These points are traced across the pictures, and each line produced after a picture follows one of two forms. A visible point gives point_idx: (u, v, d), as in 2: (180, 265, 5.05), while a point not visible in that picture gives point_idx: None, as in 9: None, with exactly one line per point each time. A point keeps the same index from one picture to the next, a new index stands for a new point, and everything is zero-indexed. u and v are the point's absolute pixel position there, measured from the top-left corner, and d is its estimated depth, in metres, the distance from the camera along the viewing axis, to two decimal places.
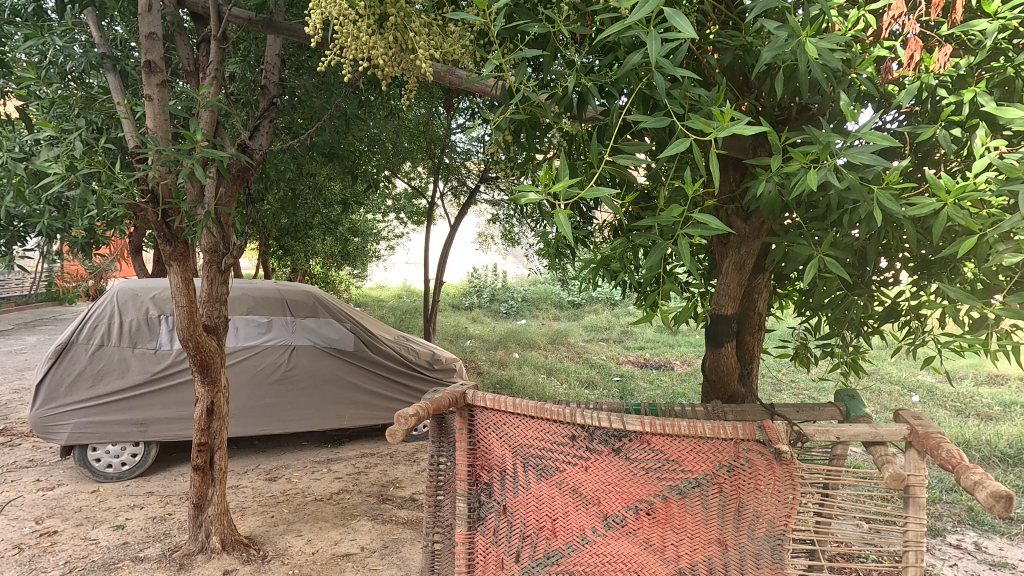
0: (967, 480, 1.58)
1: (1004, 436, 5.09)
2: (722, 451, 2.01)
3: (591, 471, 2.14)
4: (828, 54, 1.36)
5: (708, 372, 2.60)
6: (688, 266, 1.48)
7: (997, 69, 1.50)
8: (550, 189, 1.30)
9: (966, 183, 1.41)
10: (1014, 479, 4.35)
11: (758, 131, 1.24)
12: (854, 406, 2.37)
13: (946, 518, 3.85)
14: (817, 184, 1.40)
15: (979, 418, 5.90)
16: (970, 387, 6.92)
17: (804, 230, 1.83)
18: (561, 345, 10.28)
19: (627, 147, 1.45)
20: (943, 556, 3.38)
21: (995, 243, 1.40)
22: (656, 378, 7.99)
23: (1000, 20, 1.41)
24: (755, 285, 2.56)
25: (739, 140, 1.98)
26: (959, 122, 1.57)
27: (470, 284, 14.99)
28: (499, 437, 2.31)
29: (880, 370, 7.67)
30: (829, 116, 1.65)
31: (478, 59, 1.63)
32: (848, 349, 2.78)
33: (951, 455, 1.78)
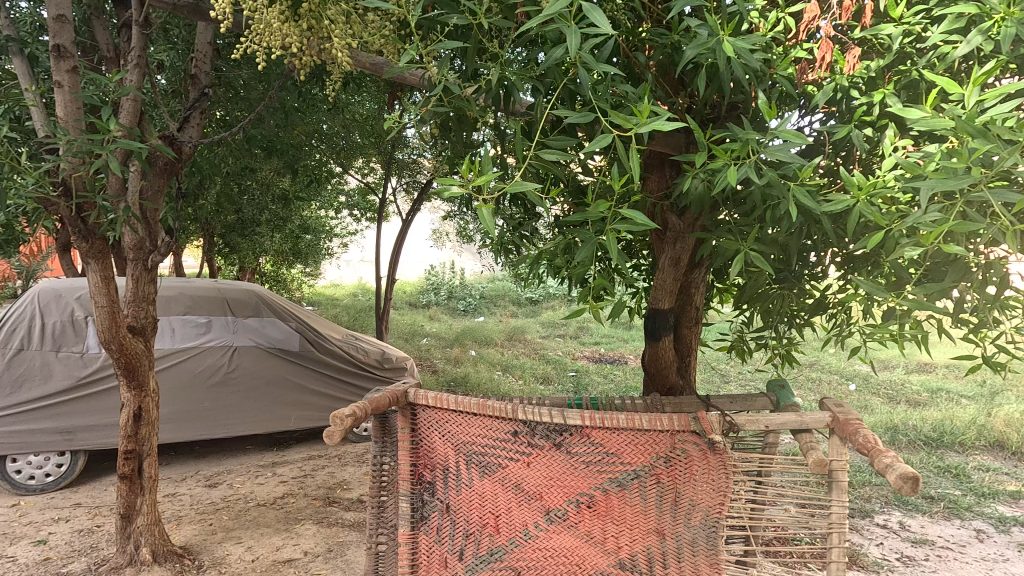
0: (880, 463, 1.67)
1: (929, 419, 5.40)
2: (658, 442, 2.04)
3: (532, 466, 2.15)
4: (746, 53, 1.41)
5: (647, 366, 2.66)
6: (617, 260, 1.50)
7: (904, 72, 1.58)
8: (473, 183, 1.30)
9: (875, 180, 1.49)
10: (938, 460, 4.62)
11: (677, 126, 1.26)
12: (784, 396, 2.46)
13: (874, 500, 4.05)
14: (738, 179, 1.45)
15: (908, 405, 6.25)
16: (900, 375, 7.32)
17: (733, 226, 1.89)
18: (518, 342, 10.28)
19: (556, 143, 1.45)
20: (870, 535, 3.55)
21: (900, 238, 1.48)
22: (610, 373, 8.09)
23: (905, 24, 1.49)
24: (692, 280, 2.62)
25: (671, 137, 2.02)
26: (871, 122, 1.64)
27: (428, 282, 14.83)
28: (442, 436, 2.29)
29: (820, 360, 8.01)
30: (753, 114, 1.70)
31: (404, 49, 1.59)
32: (782, 341, 2.89)
33: (866, 439, 1.86)
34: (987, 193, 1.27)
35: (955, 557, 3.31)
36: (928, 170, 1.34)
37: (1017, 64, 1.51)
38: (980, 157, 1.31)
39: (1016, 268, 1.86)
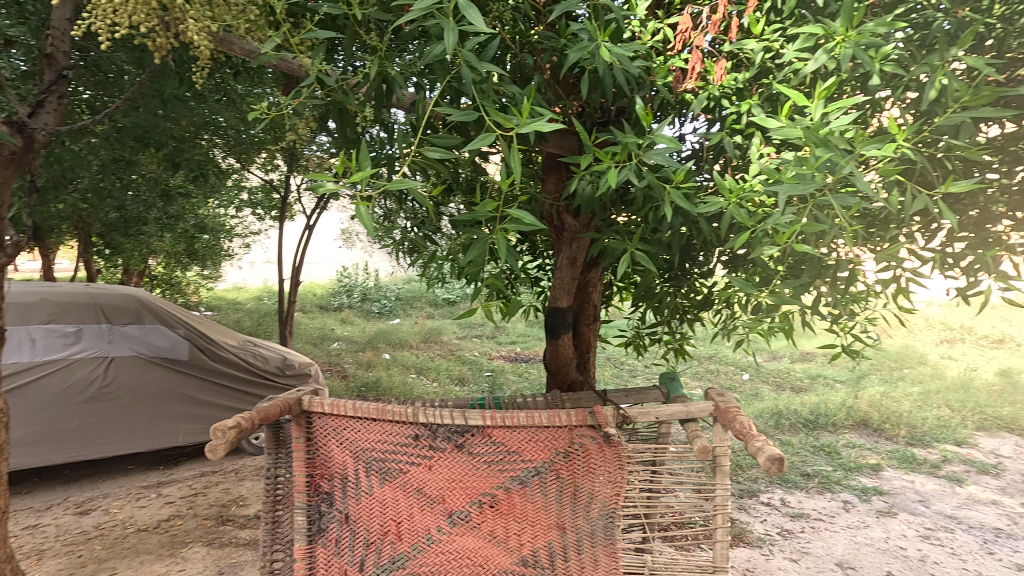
0: (752, 447, 1.82)
1: (808, 403, 5.94)
2: (557, 438, 2.07)
3: (434, 469, 2.11)
4: (624, 59, 1.46)
5: (549, 363, 2.73)
6: (506, 260, 1.51)
7: (766, 85, 1.71)
8: (351, 178, 1.26)
9: (743, 185, 1.60)
10: (815, 440, 5.09)
11: (556, 127, 1.29)
12: (674, 387, 2.60)
13: (760, 480, 4.39)
14: (619, 181, 1.51)
15: (792, 391, 6.85)
16: (786, 364, 8.00)
17: (620, 227, 1.97)
18: (433, 344, 10.15)
19: (441, 141, 1.44)
20: (756, 514, 3.84)
21: (764, 238, 1.60)
22: (524, 371, 8.20)
23: (765, 40, 1.62)
24: (590, 279, 2.71)
25: (563, 138, 2.07)
26: (740, 130, 1.77)
27: (340, 284, 14.26)
28: (339, 443, 2.19)
29: (717, 352, 8.58)
30: (635, 119, 1.78)
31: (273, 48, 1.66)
32: (674, 336, 3.05)
33: (743, 425, 2.01)
34: (831, 197, 1.41)
35: (826, 527, 3.65)
36: (785, 176, 1.46)
37: (858, 82, 1.68)
38: (826, 164, 1.44)
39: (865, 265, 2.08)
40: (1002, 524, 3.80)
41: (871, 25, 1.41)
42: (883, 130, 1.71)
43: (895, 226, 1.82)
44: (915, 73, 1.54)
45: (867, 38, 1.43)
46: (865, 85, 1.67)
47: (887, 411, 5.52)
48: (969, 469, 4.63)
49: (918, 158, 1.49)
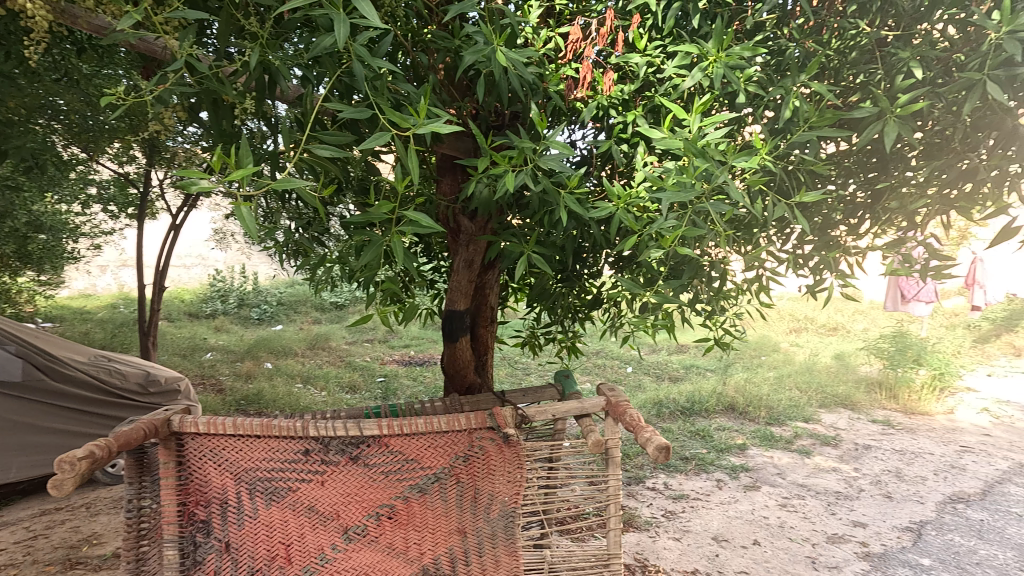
0: (641, 438, 1.93)
1: (685, 391, 6.46)
2: (456, 442, 2.05)
3: (327, 485, 1.99)
4: (518, 65, 1.48)
5: (446, 367, 2.72)
6: (402, 264, 1.46)
7: (649, 97, 1.83)
8: (228, 176, 1.15)
9: (630, 191, 1.70)
10: (691, 426, 5.55)
11: (453, 130, 1.27)
12: (568, 385, 2.69)
13: (645, 466, 4.69)
14: (516, 186, 1.53)
15: (670, 381, 7.42)
16: (664, 356, 8.65)
17: (516, 230, 2.00)
18: (321, 351, 9.63)
19: (332, 139, 1.36)
20: (642, 498, 4.11)
21: (649, 241, 1.70)
22: (418, 375, 8.06)
23: (647, 56, 1.73)
24: (487, 280, 2.72)
25: (458, 140, 2.06)
26: (626, 139, 1.87)
27: (212, 289, 13.06)
28: (217, 464, 1.98)
29: (604, 348, 9.05)
30: (529, 125, 1.82)
31: (132, 27, 1.49)
32: (567, 335, 3.15)
33: (634, 418, 2.12)
34: (708, 203, 1.54)
35: (703, 505, 4.00)
36: (668, 183, 1.56)
37: (726, 100, 1.85)
38: (702, 174, 1.57)
39: (733, 266, 2.30)
40: (841, 488, 4.39)
41: (737, 48, 1.57)
42: (747, 144, 1.89)
43: (757, 231, 2.02)
44: (773, 94, 1.72)
45: (734, 60, 1.58)
46: (732, 102, 1.84)
47: (749, 395, 6.16)
48: (815, 442, 5.31)
49: (777, 170, 1.67)
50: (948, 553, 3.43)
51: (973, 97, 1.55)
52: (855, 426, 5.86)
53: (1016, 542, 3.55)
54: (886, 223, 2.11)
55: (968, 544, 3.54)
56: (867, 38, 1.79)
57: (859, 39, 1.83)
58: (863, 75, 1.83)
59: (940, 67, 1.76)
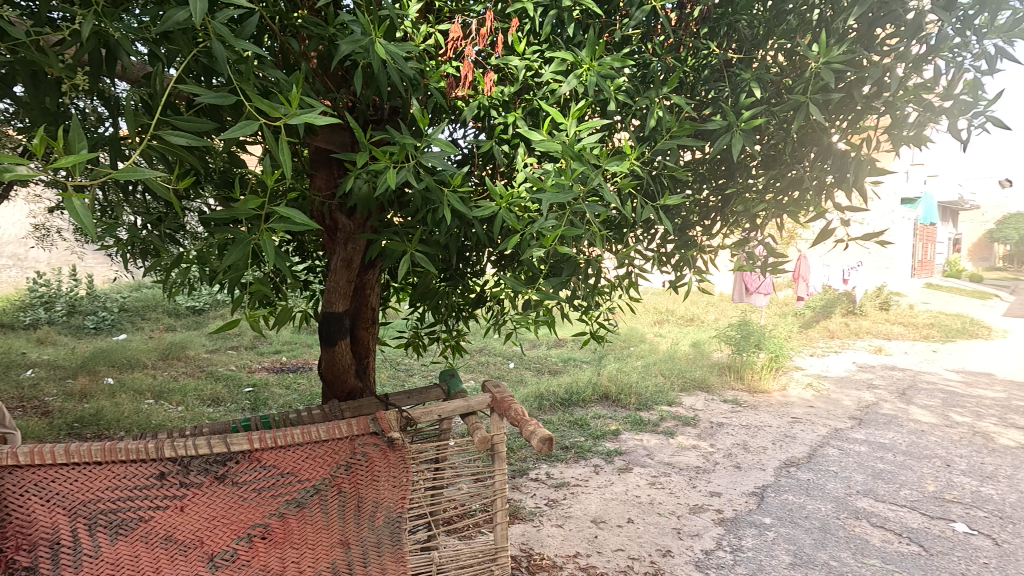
0: (525, 431, 2.04)
1: (564, 383, 6.76)
2: (337, 451, 1.95)
3: (188, 510, 1.78)
4: (398, 58, 1.44)
5: (325, 373, 2.61)
6: (275, 264, 1.35)
7: (528, 100, 1.88)
8: (53, 162, 0.97)
9: (512, 191, 1.74)
10: (570, 416, 5.82)
11: (330, 122, 1.20)
12: (453, 384, 2.68)
13: (529, 458, 4.83)
14: (398, 183, 1.49)
15: (550, 374, 7.73)
16: (544, 351, 8.97)
17: (398, 229, 1.95)
18: (176, 361, 8.64)
19: (187, 125, 1.21)
20: (527, 490, 4.22)
21: (531, 240, 1.75)
22: (292, 382, 7.55)
23: (526, 60, 1.78)
24: (367, 280, 2.63)
25: (333, 133, 1.96)
26: (507, 139, 1.91)
27: (31, 295, 11.11)
28: (44, 500, 1.68)
29: (487, 345, 9.18)
30: (410, 121, 1.78)
31: None
32: (451, 334, 3.14)
33: (519, 412, 2.17)
34: (584, 205, 1.62)
35: (583, 491, 4.22)
36: (548, 184, 1.62)
37: (599, 107, 1.96)
38: (579, 176, 1.65)
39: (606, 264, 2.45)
40: (700, 462, 4.87)
41: (608, 58, 1.67)
42: (617, 149, 2.02)
43: (628, 231, 2.17)
44: (640, 103, 1.85)
45: (606, 69, 1.68)
46: (603, 109, 1.96)
47: (621, 383, 6.60)
48: (678, 423, 5.83)
49: (644, 175, 1.81)
50: (784, 511, 3.94)
51: (800, 116, 1.79)
52: (710, 406, 6.55)
53: (834, 495, 4.17)
54: (734, 225, 2.38)
55: (799, 501, 4.09)
56: (716, 58, 1.99)
57: (709, 59, 2.03)
58: (714, 91, 2.04)
59: (773, 88, 2.01)
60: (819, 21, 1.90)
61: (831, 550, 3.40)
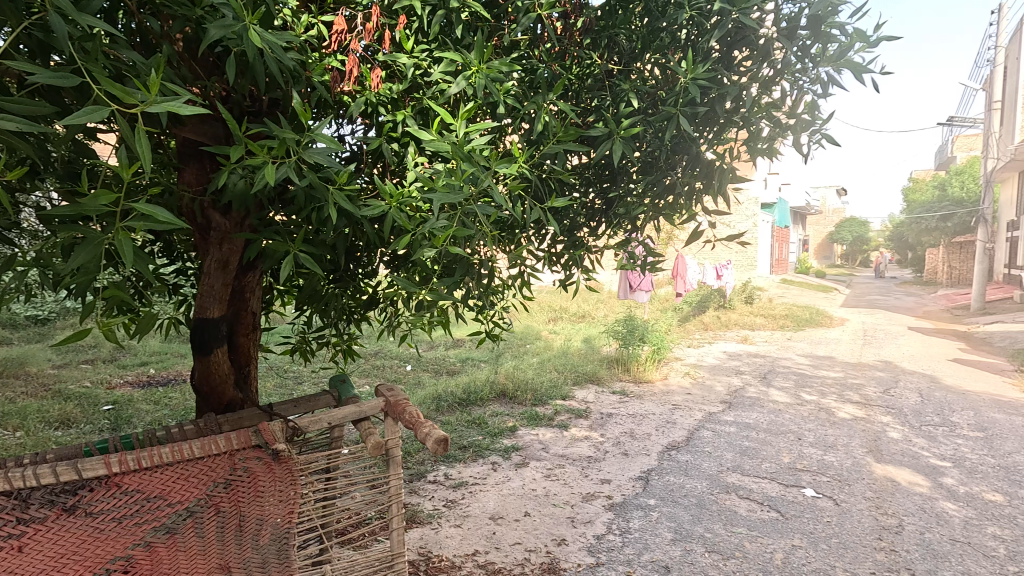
0: (420, 433, 2.02)
1: (462, 383, 6.76)
2: (214, 468, 1.79)
3: (29, 549, 1.56)
4: (276, 48, 1.36)
5: (199, 384, 2.40)
6: (133, 266, 1.21)
7: (417, 99, 1.86)
8: None
9: (402, 190, 1.71)
10: (468, 415, 5.85)
11: (196, 111, 1.10)
12: (345, 390, 2.58)
13: (427, 460, 4.77)
14: (278, 179, 1.41)
15: (448, 375, 7.69)
16: (441, 352, 8.91)
17: (280, 227, 1.84)
18: (12, 380, 7.44)
19: (19, 107, 1.06)
20: (425, 493, 4.17)
21: (422, 240, 1.73)
22: (162, 397, 6.82)
23: (414, 57, 1.76)
24: (247, 282, 2.44)
25: (204, 124, 1.81)
26: (396, 138, 1.88)
27: None
28: None
29: (382, 348, 8.92)
30: (291, 115, 1.69)
31: None
32: (342, 338, 3.02)
33: (413, 415, 2.14)
34: (475, 206, 1.64)
35: (481, 489, 4.25)
36: (439, 185, 1.62)
37: (488, 109, 1.99)
38: (469, 177, 1.67)
39: (500, 265, 2.50)
40: (591, 452, 5.10)
41: (496, 62, 1.70)
42: (507, 152, 2.06)
43: (519, 232, 2.23)
44: (528, 108, 1.91)
45: (494, 72, 1.72)
46: (493, 111, 2.00)
47: (517, 381, 6.74)
48: (571, 416, 6.08)
49: (533, 177, 1.86)
50: (666, 491, 4.26)
51: (671, 126, 1.95)
52: (600, 398, 6.89)
53: (708, 473, 4.57)
54: (617, 226, 2.53)
55: (679, 481, 4.44)
56: (598, 69, 2.13)
57: (593, 69, 2.17)
58: (597, 99, 2.17)
59: (649, 100, 2.17)
60: (686, 41, 2.08)
61: (706, 523, 3.73)
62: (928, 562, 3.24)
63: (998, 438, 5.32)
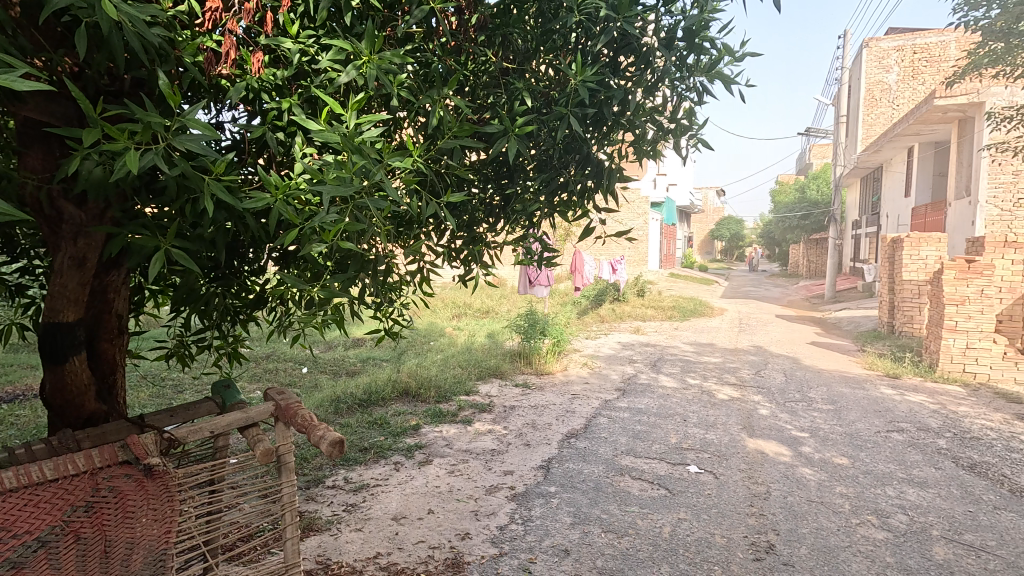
0: (314, 437, 1.94)
1: (362, 384, 6.55)
2: (72, 491, 1.60)
3: None
4: (138, 22, 1.24)
5: (51, 398, 2.13)
6: None
7: (305, 87, 1.77)
8: None
9: (288, 182, 1.63)
10: (369, 416, 5.69)
11: (35, 87, 0.97)
12: (229, 396, 2.41)
13: (325, 465, 4.57)
14: (142, 167, 1.28)
15: (347, 375, 7.40)
16: (340, 352, 8.57)
17: (148, 220, 1.68)
18: None
19: None
20: (323, 499, 4.00)
21: (311, 234, 1.66)
22: (6, 416, 5.91)
23: (300, 43, 1.68)
24: (110, 282, 2.19)
25: (52, 103, 1.60)
26: (282, 127, 1.78)
27: None
28: None
29: (274, 351, 8.40)
30: (159, 98, 1.55)
31: None
32: (227, 340, 2.81)
33: (305, 417, 2.05)
34: (367, 200, 1.59)
35: (383, 490, 4.15)
36: (328, 177, 1.56)
37: (380, 101, 1.95)
38: (361, 170, 1.63)
39: (397, 261, 2.45)
40: (495, 445, 5.17)
41: (388, 53, 1.67)
42: (402, 146, 2.03)
43: (416, 227, 2.21)
44: (423, 102, 1.89)
45: (386, 64, 1.69)
46: (386, 104, 1.96)
47: (420, 379, 6.66)
48: (474, 411, 6.12)
49: (429, 172, 1.85)
50: (566, 478, 4.43)
51: (563, 126, 2.02)
52: (503, 392, 7.00)
53: (604, 457, 4.81)
54: (515, 223, 2.58)
55: (577, 467, 4.64)
56: (492, 66, 2.15)
57: (487, 65, 2.17)
58: (492, 97, 2.20)
59: (543, 100, 2.23)
60: (576, 44, 2.16)
61: (602, 505, 3.93)
62: (790, 522, 3.66)
63: (845, 409, 6.11)
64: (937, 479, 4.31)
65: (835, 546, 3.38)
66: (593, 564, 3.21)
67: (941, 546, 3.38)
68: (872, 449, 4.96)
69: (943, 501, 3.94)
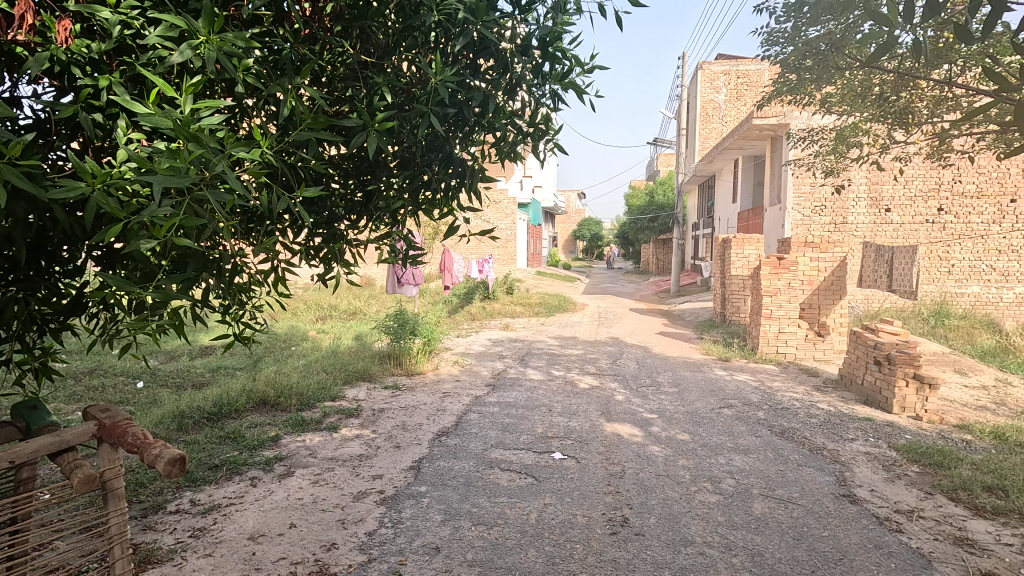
0: (148, 456, 1.73)
1: (211, 396, 5.95)
2: None
3: None
4: None
5: None
6: None
7: (129, 64, 1.58)
8: None
9: (109, 170, 1.44)
10: (220, 431, 5.18)
11: None
12: (37, 419, 2.05)
13: (166, 490, 4.07)
14: None
15: (193, 387, 6.66)
16: (184, 363, 7.67)
17: None
18: None
19: None
20: (163, 527, 3.56)
21: (138, 230, 1.47)
22: None
23: (122, 14, 1.49)
24: None
25: None
26: (100, 107, 1.56)
27: None
28: None
29: (100, 366, 7.27)
30: None
31: None
32: (34, 354, 2.39)
33: (137, 436, 1.82)
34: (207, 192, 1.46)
35: (237, 509, 3.82)
36: (159, 166, 1.40)
37: (224, 86, 1.79)
38: (199, 160, 1.49)
39: (248, 260, 2.27)
40: (363, 450, 5.00)
41: (230, 35, 1.55)
42: (249, 135, 1.89)
43: (268, 223, 2.06)
44: (272, 89, 1.77)
45: (228, 46, 1.57)
46: (231, 90, 1.81)
47: (279, 387, 6.22)
48: (340, 417, 5.86)
49: (280, 164, 1.74)
50: (437, 476, 4.43)
51: (424, 124, 2.02)
52: (371, 395, 6.79)
53: (475, 452, 4.89)
54: (379, 221, 2.52)
55: (447, 464, 4.66)
56: (350, 58, 2.08)
57: (345, 57, 2.09)
58: (350, 89, 2.13)
59: (404, 96, 2.20)
60: (436, 44, 2.18)
61: (472, 499, 4.00)
62: (641, 496, 4.02)
63: (686, 391, 6.87)
64: (756, 446, 5.02)
65: (678, 512, 3.78)
66: (463, 557, 3.25)
67: (759, 502, 3.94)
68: (707, 424, 5.63)
69: (761, 464, 4.61)
